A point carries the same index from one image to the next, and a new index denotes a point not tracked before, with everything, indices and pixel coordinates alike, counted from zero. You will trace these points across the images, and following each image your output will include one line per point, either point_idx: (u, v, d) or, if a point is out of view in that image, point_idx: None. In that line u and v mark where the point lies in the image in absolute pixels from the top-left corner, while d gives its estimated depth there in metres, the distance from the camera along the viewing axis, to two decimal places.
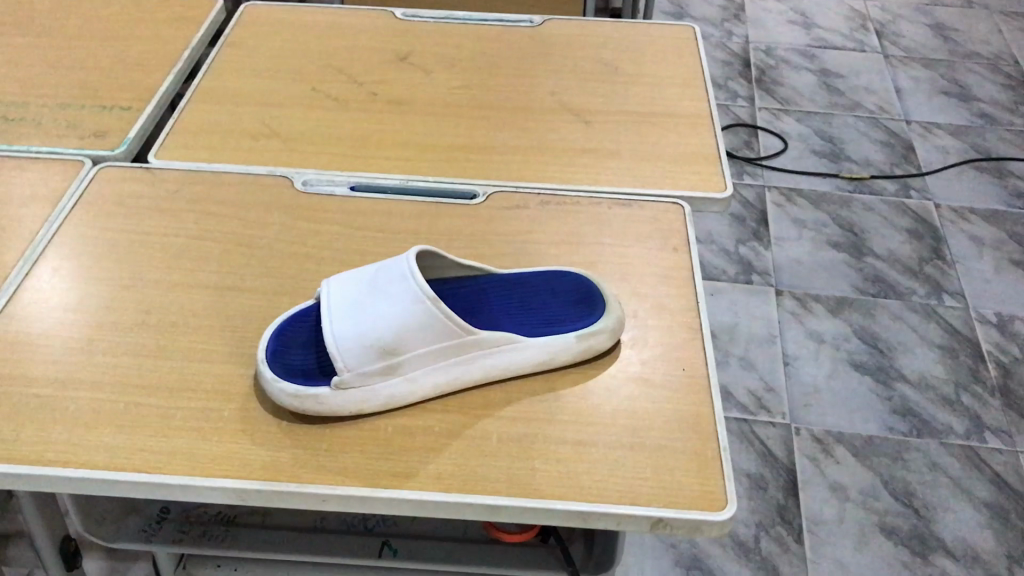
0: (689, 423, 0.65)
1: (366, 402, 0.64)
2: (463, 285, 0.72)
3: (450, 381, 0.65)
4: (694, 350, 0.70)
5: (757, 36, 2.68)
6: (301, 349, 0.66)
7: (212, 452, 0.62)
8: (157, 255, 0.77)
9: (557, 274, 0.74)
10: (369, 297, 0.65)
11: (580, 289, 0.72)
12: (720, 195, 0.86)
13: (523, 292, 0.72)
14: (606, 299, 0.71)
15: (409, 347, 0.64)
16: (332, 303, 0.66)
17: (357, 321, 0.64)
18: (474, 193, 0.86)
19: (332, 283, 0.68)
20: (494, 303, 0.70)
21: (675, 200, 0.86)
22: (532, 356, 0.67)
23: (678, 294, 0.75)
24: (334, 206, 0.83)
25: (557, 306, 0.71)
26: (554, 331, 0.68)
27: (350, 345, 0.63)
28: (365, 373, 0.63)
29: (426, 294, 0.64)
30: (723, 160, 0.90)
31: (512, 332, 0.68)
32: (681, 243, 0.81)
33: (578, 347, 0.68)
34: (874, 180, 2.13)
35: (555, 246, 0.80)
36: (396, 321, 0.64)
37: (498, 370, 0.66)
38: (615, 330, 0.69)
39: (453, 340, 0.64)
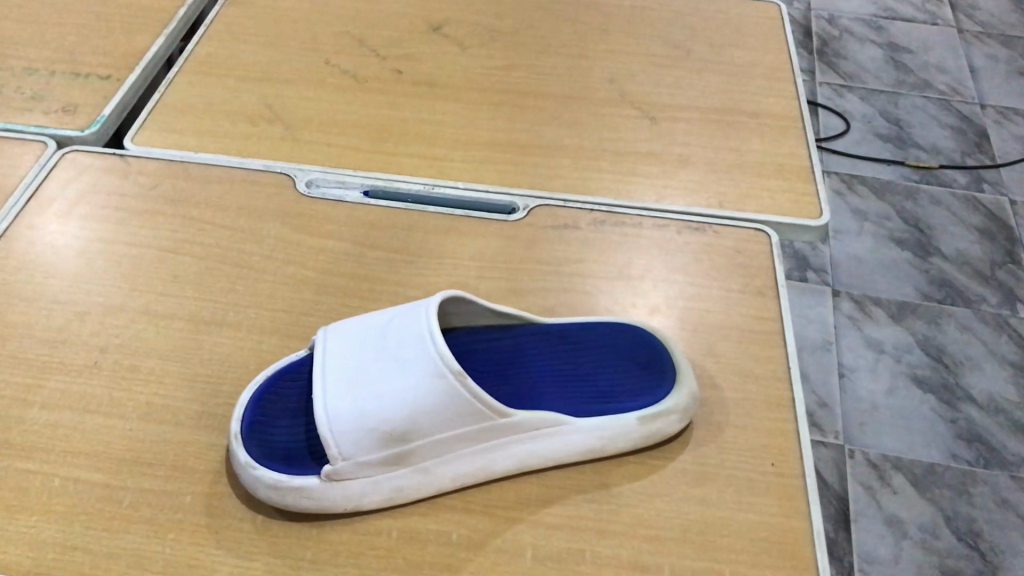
0: (778, 547, 0.51)
1: (365, 498, 0.50)
2: (497, 337, 0.57)
3: (475, 473, 0.51)
4: (784, 440, 0.56)
5: (820, 3, 2.47)
6: (287, 420, 0.52)
7: (164, 556, 0.48)
8: (122, 273, 0.63)
9: (616, 326, 0.59)
10: (375, 361, 0.50)
11: (644, 349, 0.57)
12: (816, 221, 0.70)
13: (573, 351, 0.57)
14: (679, 368, 0.56)
15: (424, 432, 0.49)
16: (327, 363, 0.51)
17: (357, 393, 0.49)
18: (513, 205, 0.71)
19: (332, 332, 0.53)
20: (536, 365, 0.56)
21: (760, 226, 0.70)
22: (582, 444, 0.52)
23: (763, 359, 0.60)
24: (343, 216, 0.68)
25: (616, 372, 0.56)
26: (610, 408, 0.54)
27: (346, 426, 0.48)
28: (365, 462, 0.49)
29: (450, 366, 0.49)
30: (817, 176, 0.74)
31: (556, 408, 0.53)
32: (766, 286, 0.65)
33: (640, 434, 0.53)
34: (944, 169, 1.94)
35: (611, 282, 0.65)
36: (407, 399, 0.49)
37: (536, 458, 0.52)
38: (689, 409, 0.55)
39: (482, 424, 0.50)
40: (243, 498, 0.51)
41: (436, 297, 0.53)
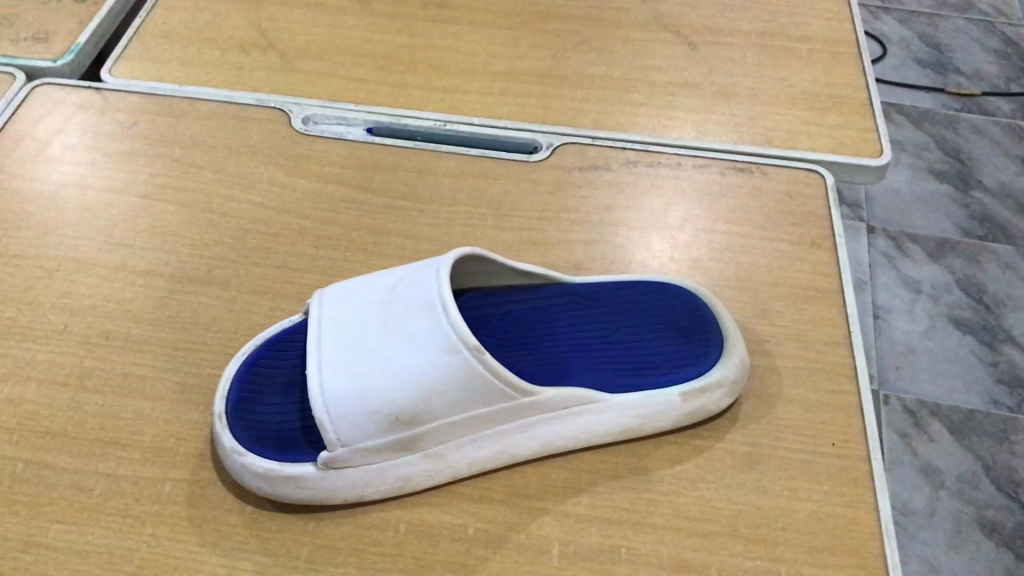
0: (842, 543, 0.44)
1: (368, 488, 0.43)
2: (518, 300, 0.51)
3: (493, 458, 0.45)
4: (845, 416, 0.49)
5: None
6: (278, 396, 0.45)
7: (140, 556, 0.42)
8: (97, 224, 0.56)
9: (652, 286, 0.52)
10: (378, 331, 0.44)
11: (686, 312, 0.50)
12: (876, 161, 0.62)
13: (606, 315, 0.50)
14: (728, 335, 0.49)
15: (435, 413, 0.43)
16: (323, 333, 0.44)
17: (358, 369, 0.43)
18: (536, 144, 0.63)
19: (329, 296, 0.47)
20: (563, 333, 0.49)
21: (813, 166, 0.62)
22: (616, 423, 0.46)
23: (820, 322, 0.53)
24: (345, 157, 0.61)
25: (655, 339, 0.49)
26: (649, 382, 0.47)
27: (345, 408, 0.42)
28: (367, 448, 0.43)
29: (465, 341, 0.42)
30: (876, 109, 0.66)
31: (587, 382, 0.47)
32: (822, 236, 0.58)
33: (682, 412, 0.46)
34: (987, 96, 1.83)
35: (646, 232, 0.58)
36: (416, 376, 0.42)
37: (564, 440, 0.46)
38: (738, 383, 0.48)
39: (501, 404, 0.44)
40: (230, 486, 0.44)
41: (447, 257, 0.46)
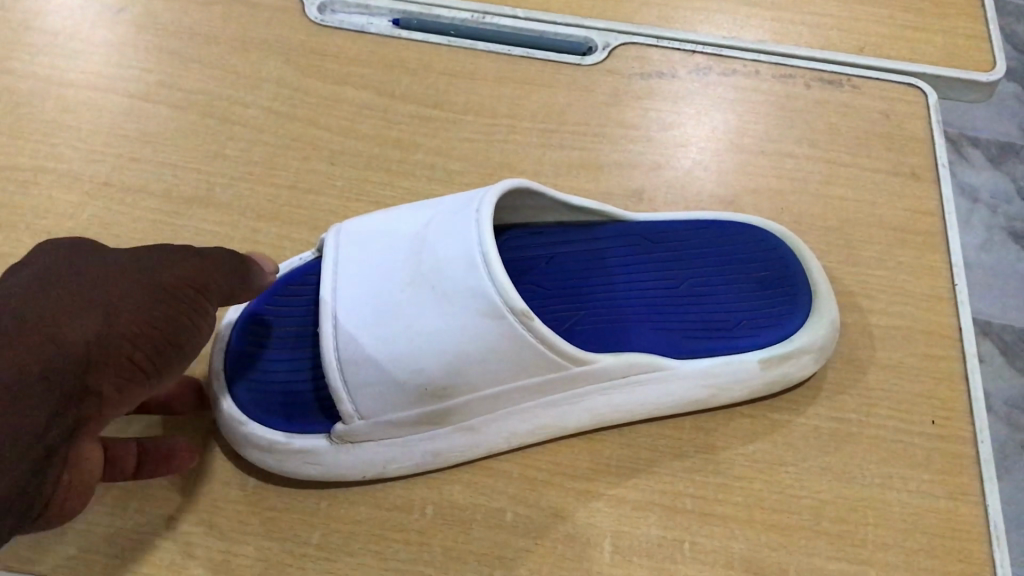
0: (944, 543, 0.38)
1: (391, 464, 0.37)
2: (568, 242, 0.43)
3: (539, 431, 0.38)
4: (949, 388, 0.42)
5: None
6: (284, 349, 0.38)
7: (126, 536, 0.36)
8: (78, 127, 0.48)
9: (726, 227, 0.44)
10: (405, 282, 0.36)
11: (767, 259, 0.43)
12: (988, 76, 0.53)
13: (672, 263, 0.43)
14: (817, 290, 0.42)
15: (472, 383, 0.36)
16: (338, 281, 0.37)
17: (380, 329, 0.35)
18: (590, 44, 0.54)
19: (345, 234, 0.39)
20: (623, 283, 0.42)
21: (914, 80, 0.53)
22: (682, 395, 0.39)
23: (921, 272, 0.45)
24: (367, 55, 0.52)
25: (731, 290, 0.42)
26: (724, 344, 0.40)
27: (365, 376, 0.35)
28: (390, 421, 0.36)
29: (510, 304, 0.34)
30: (990, 15, 0.57)
31: (652, 344, 0.40)
32: (923, 166, 0.49)
33: (760, 382, 0.40)
34: None
35: (713, 154, 0.50)
36: (451, 341, 0.35)
37: (620, 412, 0.39)
38: (827, 347, 0.41)
39: (550, 373, 0.36)
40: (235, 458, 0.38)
41: (489, 193, 0.37)
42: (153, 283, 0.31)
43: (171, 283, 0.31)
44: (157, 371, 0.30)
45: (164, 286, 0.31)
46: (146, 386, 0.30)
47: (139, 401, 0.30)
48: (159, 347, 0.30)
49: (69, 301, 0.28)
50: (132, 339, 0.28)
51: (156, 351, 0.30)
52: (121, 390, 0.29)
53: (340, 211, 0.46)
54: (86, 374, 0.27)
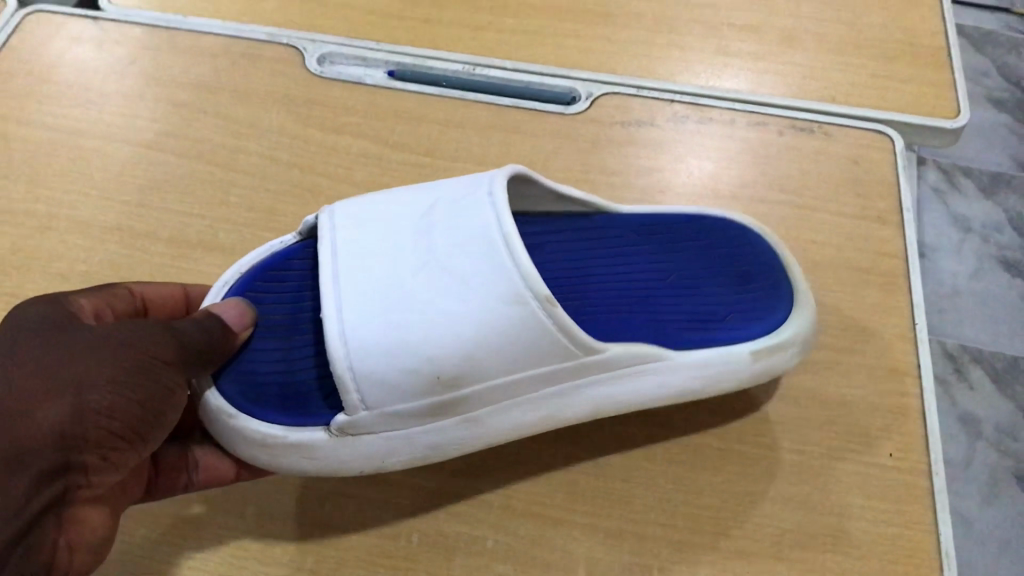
0: (899, 569, 0.40)
1: (391, 458, 0.38)
2: (561, 234, 0.46)
3: (541, 421, 0.40)
4: (907, 422, 0.44)
5: None
6: (275, 339, 0.39)
7: (132, 560, 0.39)
8: (90, 174, 0.52)
9: (714, 232, 0.47)
10: (420, 268, 0.38)
11: (753, 258, 0.46)
12: (953, 123, 0.56)
13: (662, 263, 0.45)
14: (799, 287, 0.45)
15: (483, 373, 0.38)
16: (341, 268, 0.38)
17: (393, 313, 0.37)
18: (574, 94, 0.57)
19: (339, 216, 0.41)
20: (625, 269, 0.45)
21: (882, 127, 0.56)
22: (680, 384, 0.41)
23: (884, 311, 0.48)
24: (363, 105, 0.55)
25: (726, 285, 0.45)
26: (721, 335, 0.43)
27: (377, 363, 0.36)
28: (394, 413, 0.37)
29: (535, 290, 0.37)
30: (956, 63, 0.59)
31: (650, 333, 0.42)
32: (889, 210, 0.52)
33: (752, 372, 0.42)
34: None
35: (691, 199, 0.53)
36: (467, 326, 0.37)
37: (620, 403, 0.41)
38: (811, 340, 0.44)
39: (566, 361, 0.39)
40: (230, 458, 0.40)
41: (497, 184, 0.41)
42: (139, 354, 0.34)
43: (152, 353, 0.34)
44: (140, 437, 0.35)
45: (149, 357, 0.34)
46: (130, 450, 0.34)
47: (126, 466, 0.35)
48: (137, 420, 0.34)
49: (45, 387, 0.32)
50: (105, 416, 0.32)
51: (137, 420, 0.34)
52: (103, 459, 0.33)
53: None
54: (64, 453, 0.32)
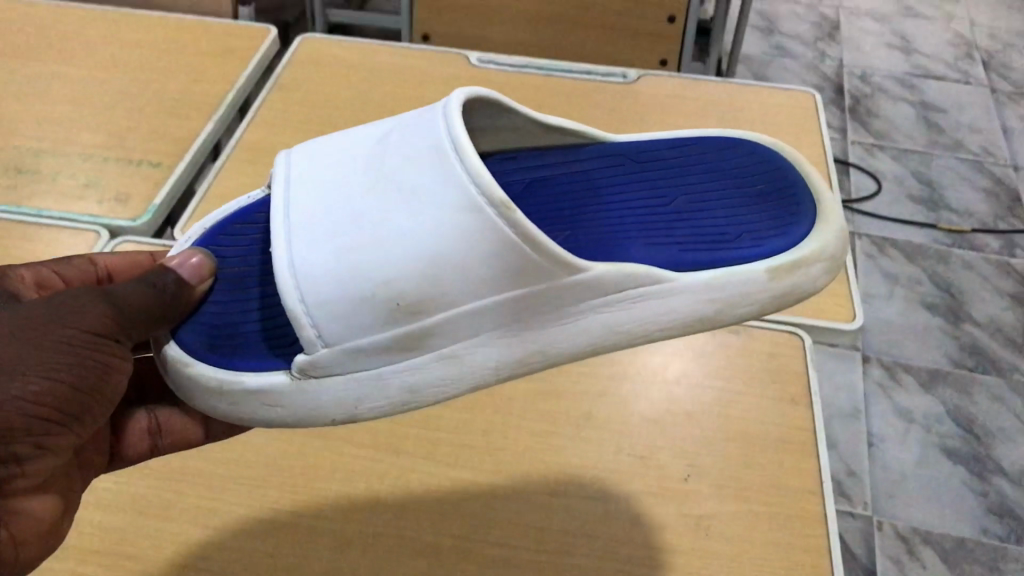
0: None
1: (361, 404, 0.48)
2: (564, 177, 0.60)
3: (537, 349, 0.49)
4: (816, 556, 0.57)
5: (852, 56, 2.38)
6: (230, 291, 0.51)
7: None
8: None
9: (733, 173, 0.60)
10: (386, 200, 0.47)
11: (766, 184, 0.59)
12: (850, 325, 0.71)
13: (667, 195, 0.58)
14: (822, 204, 0.56)
15: (443, 301, 0.46)
16: (299, 224, 0.48)
17: (339, 247, 0.46)
18: None
19: (294, 177, 0.51)
20: (630, 198, 0.58)
21: (794, 329, 0.71)
22: (686, 306, 0.50)
23: (794, 469, 0.61)
24: None
25: (750, 214, 0.56)
26: (727, 250, 0.53)
27: (321, 294, 0.45)
28: (351, 349, 0.46)
29: (491, 196, 0.44)
30: (852, 279, 0.76)
31: (645, 246, 0.53)
32: (800, 393, 0.66)
33: (768, 288, 0.51)
34: (976, 219, 1.82)
35: (645, 385, 0.67)
36: (418, 244, 0.46)
37: (625, 324, 0.50)
38: (829, 254, 0.53)
39: (539, 283, 0.46)
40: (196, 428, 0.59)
41: (450, 104, 0.49)
42: (65, 344, 0.44)
43: (76, 340, 0.44)
44: (72, 417, 0.44)
45: (73, 344, 0.44)
46: (66, 430, 0.44)
47: (65, 444, 0.45)
48: (66, 402, 0.44)
49: None
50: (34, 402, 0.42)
51: (71, 397, 0.44)
52: (36, 445, 0.43)
53: (368, 432, 0.63)
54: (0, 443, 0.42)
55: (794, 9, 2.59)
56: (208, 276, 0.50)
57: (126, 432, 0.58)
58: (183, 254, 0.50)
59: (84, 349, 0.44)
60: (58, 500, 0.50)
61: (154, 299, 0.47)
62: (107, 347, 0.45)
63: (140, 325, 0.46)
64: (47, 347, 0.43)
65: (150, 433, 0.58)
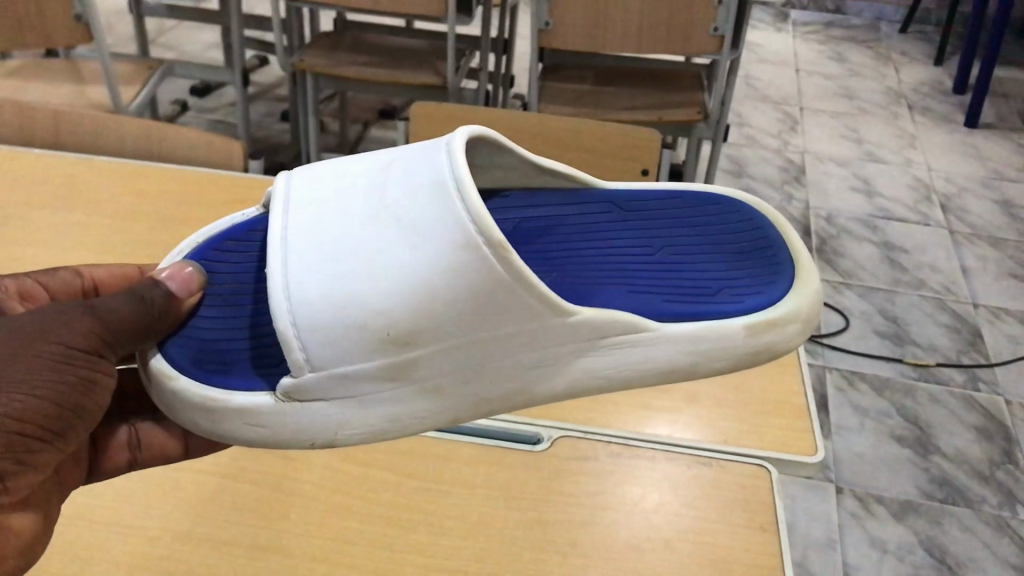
0: None
1: (343, 430, 0.54)
2: (566, 225, 0.70)
3: (521, 387, 0.56)
4: None
5: (817, 199, 2.51)
6: (219, 308, 0.59)
7: None
8: (188, 498, 0.72)
9: (724, 240, 0.70)
10: (390, 232, 0.54)
11: (750, 250, 0.69)
12: (812, 458, 0.78)
13: (655, 251, 0.68)
14: (801, 274, 0.65)
15: (430, 334, 0.52)
16: (298, 252, 0.54)
17: (334, 275, 0.53)
18: (539, 437, 0.80)
19: (291, 207, 0.57)
20: (621, 249, 0.68)
21: (761, 462, 0.77)
22: (669, 357, 0.58)
23: None
24: (386, 447, 0.77)
25: (731, 274, 0.66)
26: (706, 303, 0.62)
27: (314, 323, 0.51)
28: (337, 373, 0.52)
29: (490, 238, 0.50)
30: (813, 415, 0.83)
31: (626, 292, 0.63)
32: (768, 521, 0.72)
33: (745, 343, 0.60)
34: (940, 354, 1.91)
35: (626, 514, 0.73)
36: (414, 278, 0.52)
37: (611, 367, 0.57)
38: (802, 317, 0.63)
39: (531, 320, 0.53)
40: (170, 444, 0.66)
41: (454, 144, 0.55)
42: (56, 366, 0.51)
43: (65, 361, 0.51)
44: (55, 434, 0.52)
45: (63, 366, 0.51)
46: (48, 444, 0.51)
47: (46, 456, 0.52)
48: (49, 421, 0.51)
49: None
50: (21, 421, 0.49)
51: (54, 415, 0.51)
52: (19, 458, 0.51)
53: (369, 558, 0.68)
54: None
55: (762, 153, 2.75)
56: (196, 290, 0.58)
57: (107, 445, 0.66)
58: (177, 266, 0.58)
59: (72, 369, 0.51)
60: (35, 514, 0.58)
61: (141, 312, 0.54)
62: (91, 370, 0.52)
63: (124, 339, 0.53)
64: (41, 367, 0.50)
65: (128, 447, 0.66)
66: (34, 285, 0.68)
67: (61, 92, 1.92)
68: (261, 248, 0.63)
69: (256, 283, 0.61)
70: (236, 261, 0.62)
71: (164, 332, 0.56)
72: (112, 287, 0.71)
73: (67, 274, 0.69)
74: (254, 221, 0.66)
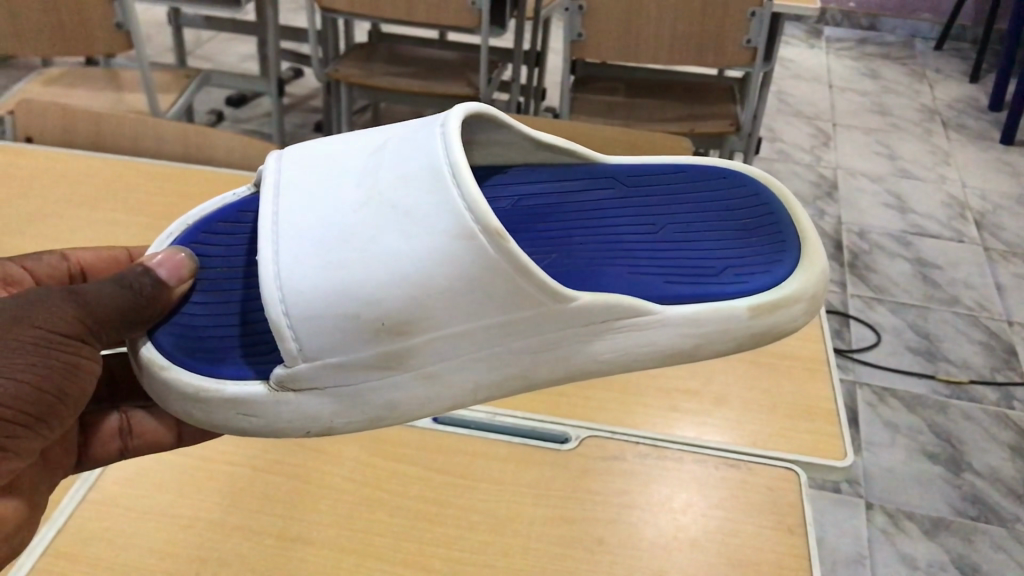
0: None
1: (336, 421, 0.55)
2: (567, 206, 0.70)
3: (522, 369, 0.57)
4: None
5: (850, 214, 2.50)
6: (207, 294, 0.60)
7: None
8: (219, 488, 0.73)
9: (727, 219, 0.71)
10: (385, 218, 0.54)
11: (754, 230, 0.70)
12: (842, 462, 0.77)
13: (658, 235, 0.69)
14: (808, 253, 0.66)
15: (427, 321, 0.53)
16: (291, 238, 0.54)
17: (326, 264, 0.53)
18: (567, 435, 0.80)
19: (286, 190, 0.58)
20: (623, 231, 0.69)
21: (789, 465, 0.77)
22: (671, 339, 0.59)
23: None
24: (417, 442, 0.78)
25: (735, 254, 0.67)
26: (707, 287, 0.62)
27: (306, 313, 0.52)
28: (330, 364, 0.53)
29: (487, 226, 0.51)
30: (844, 421, 0.82)
31: (625, 278, 0.63)
32: (797, 523, 0.72)
33: (748, 326, 0.61)
34: (974, 371, 1.88)
35: (654, 512, 0.73)
36: (410, 268, 0.52)
37: (613, 349, 0.58)
38: (808, 296, 0.64)
39: (530, 307, 0.54)
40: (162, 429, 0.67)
41: (450, 129, 0.57)
42: (37, 349, 0.52)
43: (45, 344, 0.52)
44: (37, 418, 0.53)
45: (44, 349, 0.52)
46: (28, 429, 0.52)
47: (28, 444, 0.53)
48: (30, 404, 0.52)
49: None
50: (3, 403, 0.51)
51: (32, 398, 0.52)
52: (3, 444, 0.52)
53: (398, 550, 0.68)
54: None
55: (794, 169, 2.73)
56: (185, 277, 0.58)
57: (98, 433, 0.67)
58: (168, 252, 0.59)
59: (52, 353, 0.52)
60: (19, 507, 0.59)
61: (127, 298, 0.55)
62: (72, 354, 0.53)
63: (110, 325, 0.54)
64: (23, 351, 0.51)
65: (119, 435, 0.67)
66: (17, 268, 0.69)
67: (102, 100, 1.95)
68: (250, 230, 0.64)
69: (247, 266, 0.62)
70: (225, 244, 0.64)
71: (153, 321, 0.57)
72: (97, 271, 0.72)
73: (53, 258, 0.71)
74: (244, 202, 0.67)
